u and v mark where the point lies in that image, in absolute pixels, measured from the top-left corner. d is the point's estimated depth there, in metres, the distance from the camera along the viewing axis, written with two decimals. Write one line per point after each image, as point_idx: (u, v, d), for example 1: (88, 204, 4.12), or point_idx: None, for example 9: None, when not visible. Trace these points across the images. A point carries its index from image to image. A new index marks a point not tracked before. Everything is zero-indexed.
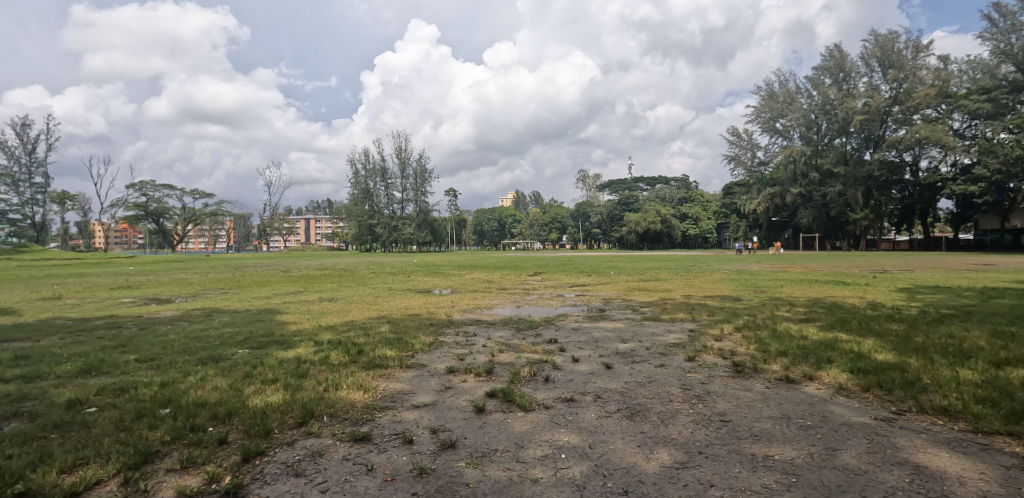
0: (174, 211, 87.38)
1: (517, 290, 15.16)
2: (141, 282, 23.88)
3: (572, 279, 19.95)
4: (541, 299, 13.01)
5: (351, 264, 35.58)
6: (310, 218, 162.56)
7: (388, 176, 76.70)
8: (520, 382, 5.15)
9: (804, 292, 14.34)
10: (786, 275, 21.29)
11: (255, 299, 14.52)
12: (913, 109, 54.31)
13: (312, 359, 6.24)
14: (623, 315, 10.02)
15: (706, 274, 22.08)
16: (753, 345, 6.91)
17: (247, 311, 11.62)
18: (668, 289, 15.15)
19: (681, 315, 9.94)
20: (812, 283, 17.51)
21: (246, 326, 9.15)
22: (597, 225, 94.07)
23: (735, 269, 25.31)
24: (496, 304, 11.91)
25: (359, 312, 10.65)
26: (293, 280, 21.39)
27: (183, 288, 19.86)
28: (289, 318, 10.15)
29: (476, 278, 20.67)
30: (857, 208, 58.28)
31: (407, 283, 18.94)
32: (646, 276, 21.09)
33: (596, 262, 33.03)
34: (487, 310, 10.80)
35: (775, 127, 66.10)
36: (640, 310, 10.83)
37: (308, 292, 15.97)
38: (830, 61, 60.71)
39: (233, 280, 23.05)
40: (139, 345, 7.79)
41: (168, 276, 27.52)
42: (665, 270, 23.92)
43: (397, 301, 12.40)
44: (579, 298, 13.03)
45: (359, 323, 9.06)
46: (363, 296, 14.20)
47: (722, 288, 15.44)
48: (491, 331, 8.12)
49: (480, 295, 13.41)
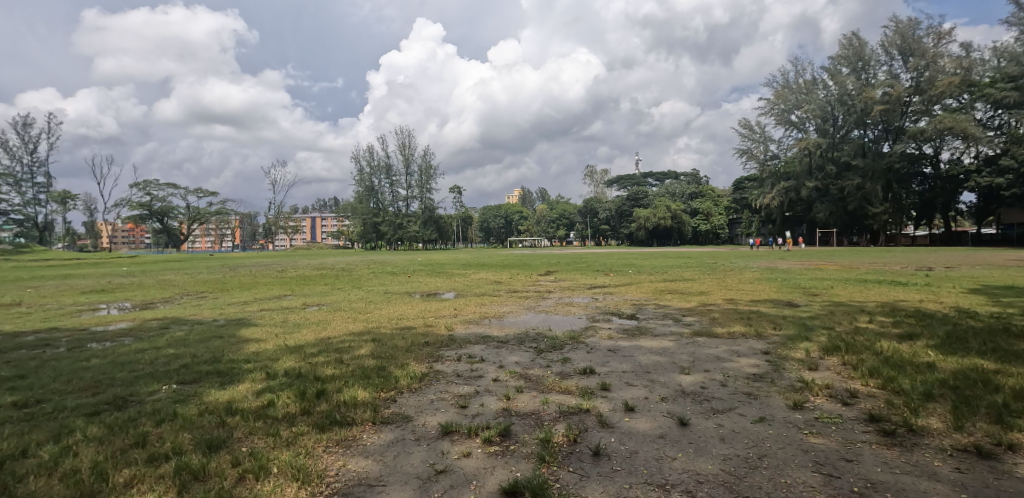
0: (178, 210, 86.11)
1: (529, 293, 13.14)
2: (121, 285, 22.15)
3: (588, 279, 17.89)
4: (558, 304, 10.99)
5: (351, 264, 33.86)
6: (317, 216, 161.62)
7: (392, 173, 75.08)
8: (556, 460, 3.23)
9: (865, 296, 12.21)
10: (824, 274, 19.11)
11: (228, 306, 12.59)
12: (934, 99, 51.78)
13: (245, 408, 4.30)
14: (665, 329, 8.00)
15: (735, 273, 19.91)
16: (871, 381, 4.93)
17: (209, 324, 9.68)
18: (706, 293, 13.05)
19: (739, 327, 7.96)
20: (863, 284, 15.34)
21: (192, 347, 7.25)
22: (605, 221, 91.78)
23: (765, 267, 23.09)
24: (506, 312, 9.91)
25: (339, 325, 8.71)
26: (283, 283, 19.51)
27: (159, 291, 18.04)
28: (252, 334, 8.21)
29: (483, 279, 18.68)
30: (876, 203, 55.61)
31: (404, 285, 16.94)
32: (671, 275, 18.99)
33: (609, 259, 30.91)
34: (496, 321, 8.82)
35: (789, 119, 63.73)
36: (684, 320, 8.82)
37: (293, 298, 14.04)
38: (847, 50, 58.12)
39: (219, 282, 21.25)
40: (41, 377, 5.88)
41: (156, 277, 25.83)
42: (687, 269, 21.83)
43: (388, 310, 10.41)
44: (602, 305, 11.00)
45: (338, 342, 7.14)
46: (350, 303, 12.21)
47: (765, 291, 13.39)
48: (504, 355, 6.15)
49: (487, 301, 11.42)
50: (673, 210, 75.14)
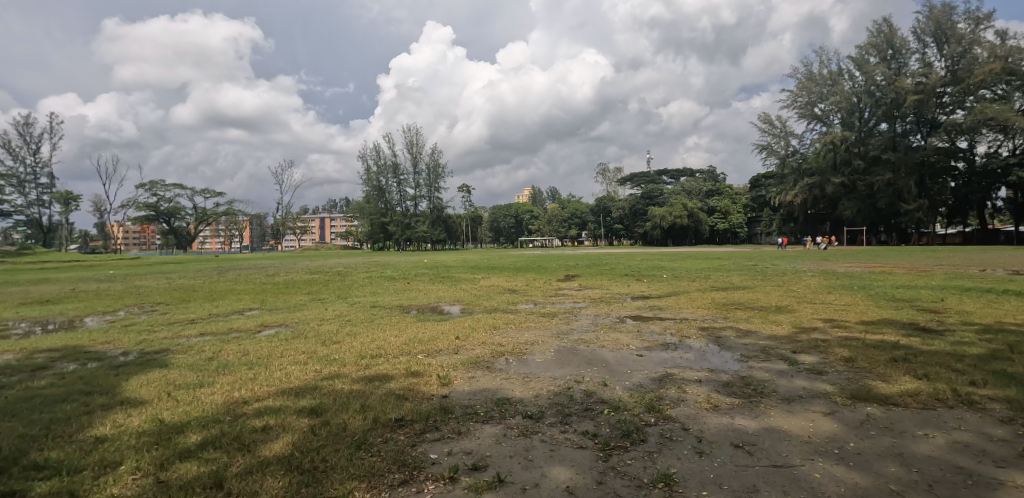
0: (185, 211, 84.12)
1: (553, 309, 9.97)
2: (86, 291, 19.49)
3: (620, 287, 14.89)
4: (599, 330, 7.81)
5: (351, 267, 31.08)
6: (326, 216, 159.82)
7: (400, 172, 72.63)
8: None
9: (1008, 315, 8.99)
10: (903, 280, 15.82)
11: (163, 327, 9.70)
12: (972, 88, 47.70)
13: None
14: (794, 383, 4.95)
15: (793, 279, 16.63)
16: None
17: (106, 364, 6.78)
18: (788, 309, 9.83)
19: (913, 383, 4.92)
20: (973, 294, 12.04)
21: (8, 424, 4.35)
22: (619, 221, 88.34)
23: (819, 271, 19.71)
24: (526, 343, 6.81)
25: (281, 371, 5.72)
26: (258, 291, 16.58)
27: (113, 302, 15.24)
28: (137, 389, 5.28)
29: (493, 287, 15.57)
30: (909, 199, 51.51)
31: (397, 296, 13.85)
32: (719, 282, 15.74)
33: (633, 260, 27.79)
34: (516, 361, 5.84)
35: (812, 112, 59.81)
36: (806, 363, 5.75)
37: (253, 313, 11.05)
38: (876, 37, 54.28)
39: (191, 288, 18.46)
40: None
41: (130, 282, 23.15)
42: (733, 274, 18.56)
43: (364, 338, 7.42)
44: (661, 327, 7.96)
45: (252, 416, 4.19)
46: (320, 324, 9.16)
47: (863, 306, 10.22)
48: (539, 465, 3.16)
49: (500, 323, 8.34)
50: (690, 208, 71.59)
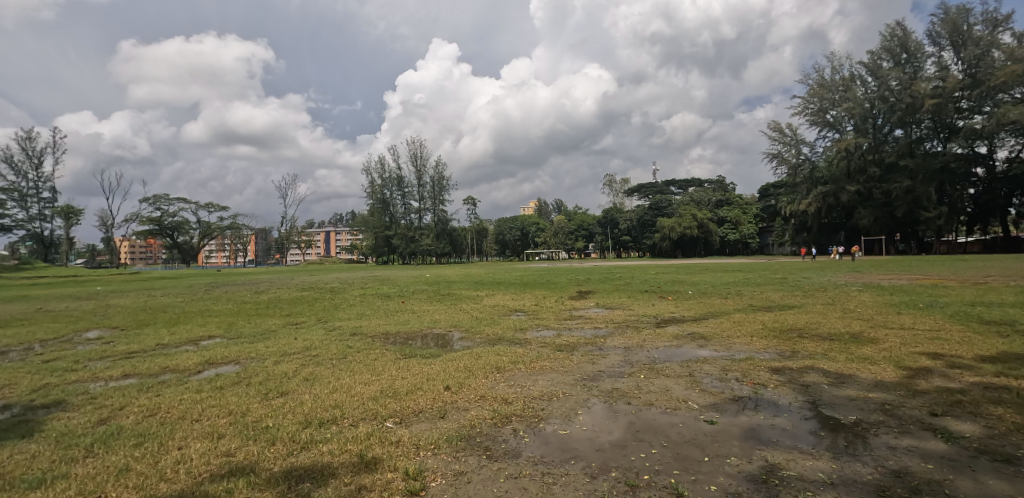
0: (189, 225, 82.91)
1: (570, 340, 8.00)
2: (52, 311, 17.61)
3: (645, 307, 12.94)
4: (637, 373, 5.81)
5: (348, 282, 29.07)
6: (332, 230, 158.39)
7: (404, 184, 71.13)
8: None
9: None
10: (968, 295, 13.74)
11: (86, 364, 7.80)
12: (992, 92, 45.37)
13: None
14: (990, 490, 3.01)
15: (840, 295, 14.60)
16: None
17: None
18: (867, 338, 7.83)
19: None
20: None
21: None
22: (627, 232, 86.18)
23: (862, 285, 17.59)
24: (541, 398, 4.86)
25: (175, 454, 3.80)
26: (231, 312, 14.72)
27: (68, 325, 13.41)
28: None
29: (497, 307, 13.63)
30: (930, 205, 48.73)
31: (383, 321, 11.87)
32: (759, 299, 13.76)
33: (650, 275, 25.75)
34: (531, 436, 3.88)
35: (826, 118, 57.77)
36: (970, 438, 3.79)
37: (208, 345, 9.16)
38: (890, 41, 52.20)
39: (165, 309, 16.59)
40: None
41: (107, 301, 21.26)
42: (767, 289, 16.47)
43: (318, 390, 5.41)
44: (722, 369, 5.95)
45: None
46: (277, 362, 7.20)
47: (958, 333, 8.15)
48: None
49: (503, 363, 6.32)
50: (701, 219, 69.45)
